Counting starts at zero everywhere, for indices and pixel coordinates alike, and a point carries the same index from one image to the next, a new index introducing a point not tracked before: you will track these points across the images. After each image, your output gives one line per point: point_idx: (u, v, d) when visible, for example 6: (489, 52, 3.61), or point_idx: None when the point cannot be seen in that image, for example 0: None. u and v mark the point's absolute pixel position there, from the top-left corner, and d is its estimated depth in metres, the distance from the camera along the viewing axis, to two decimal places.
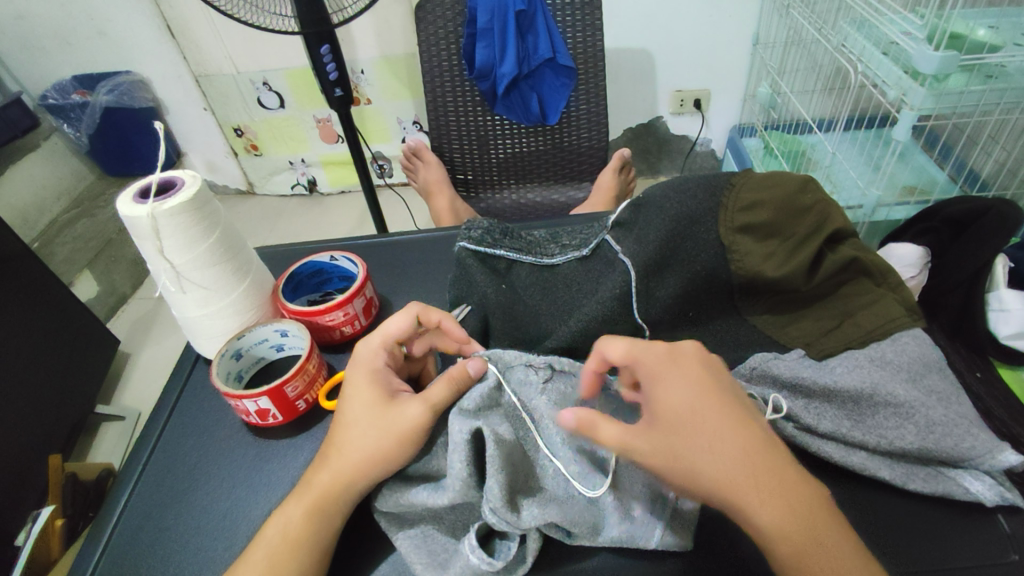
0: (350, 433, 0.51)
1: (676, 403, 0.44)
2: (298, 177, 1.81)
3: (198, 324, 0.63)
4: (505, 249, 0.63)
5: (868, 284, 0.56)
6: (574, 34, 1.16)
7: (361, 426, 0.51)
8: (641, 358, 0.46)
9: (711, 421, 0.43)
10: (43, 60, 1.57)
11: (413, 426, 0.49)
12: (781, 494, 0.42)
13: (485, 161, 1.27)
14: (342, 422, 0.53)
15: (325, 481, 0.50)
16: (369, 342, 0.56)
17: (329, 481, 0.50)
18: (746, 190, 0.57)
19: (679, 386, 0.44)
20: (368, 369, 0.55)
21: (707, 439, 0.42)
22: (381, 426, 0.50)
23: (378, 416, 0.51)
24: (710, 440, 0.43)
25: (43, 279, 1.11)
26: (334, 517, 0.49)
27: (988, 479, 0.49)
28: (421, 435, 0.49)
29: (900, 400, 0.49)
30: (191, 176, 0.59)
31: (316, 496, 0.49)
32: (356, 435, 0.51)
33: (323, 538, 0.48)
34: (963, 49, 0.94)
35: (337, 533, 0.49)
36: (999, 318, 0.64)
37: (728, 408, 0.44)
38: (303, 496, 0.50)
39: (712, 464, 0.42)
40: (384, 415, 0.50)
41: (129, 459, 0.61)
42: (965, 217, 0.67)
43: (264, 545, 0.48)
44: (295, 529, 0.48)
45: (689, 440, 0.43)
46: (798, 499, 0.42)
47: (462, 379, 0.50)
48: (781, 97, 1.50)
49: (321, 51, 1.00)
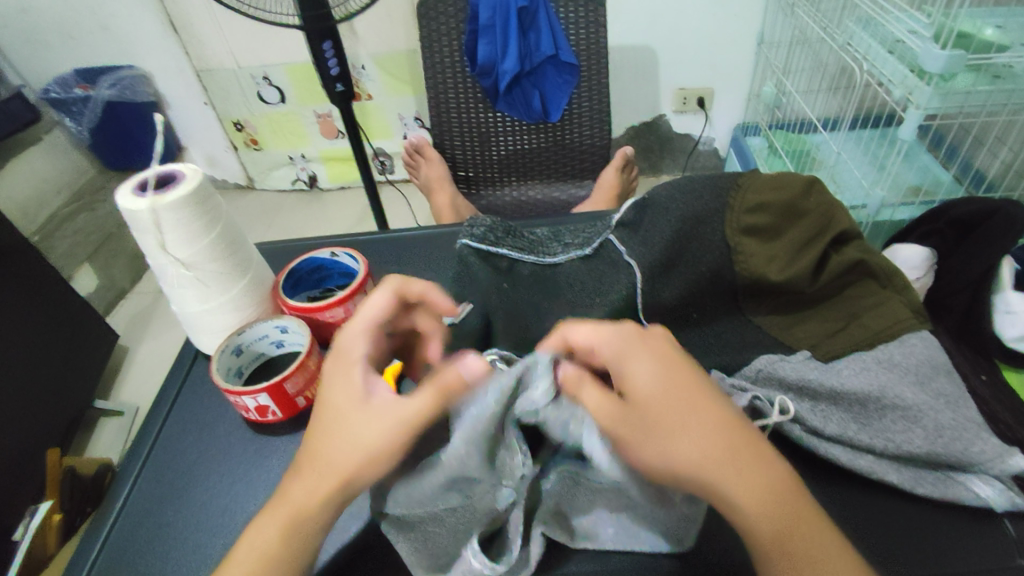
0: (327, 443, 0.46)
1: (639, 382, 0.42)
2: (299, 173, 1.81)
3: (198, 320, 0.63)
4: (507, 248, 0.62)
5: (873, 286, 0.55)
6: (577, 31, 1.16)
7: (336, 436, 0.46)
8: (599, 333, 0.45)
9: (676, 410, 0.42)
10: (44, 53, 1.56)
11: (389, 444, 0.45)
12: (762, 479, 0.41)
13: (488, 158, 1.26)
14: (318, 425, 0.48)
15: (299, 500, 0.46)
16: (352, 333, 0.51)
17: (303, 500, 0.46)
18: (751, 192, 0.56)
19: (644, 375, 0.43)
20: (348, 364, 0.49)
21: (678, 422, 0.41)
22: (358, 441, 0.45)
23: (356, 430, 0.46)
24: (685, 421, 0.41)
25: (42, 274, 1.10)
26: (309, 534, 0.46)
27: (998, 484, 0.48)
28: (396, 450, 0.45)
29: (908, 403, 0.48)
30: (191, 170, 0.58)
31: (290, 513, 0.46)
32: (329, 450, 0.46)
33: (302, 554, 0.46)
34: (971, 49, 0.93)
35: (317, 545, 0.47)
36: (1006, 320, 0.63)
37: (698, 389, 0.43)
38: (277, 512, 0.46)
39: (691, 443, 0.40)
40: (360, 431, 0.46)
41: (127, 455, 0.60)
42: (972, 217, 0.67)
43: (237, 563, 0.45)
44: (269, 548, 0.45)
45: (657, 421, 0.41)
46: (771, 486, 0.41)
47: (455, 387, 0.44)
48: (786, 97, 1.50)
49: (323, 47, 0.99)
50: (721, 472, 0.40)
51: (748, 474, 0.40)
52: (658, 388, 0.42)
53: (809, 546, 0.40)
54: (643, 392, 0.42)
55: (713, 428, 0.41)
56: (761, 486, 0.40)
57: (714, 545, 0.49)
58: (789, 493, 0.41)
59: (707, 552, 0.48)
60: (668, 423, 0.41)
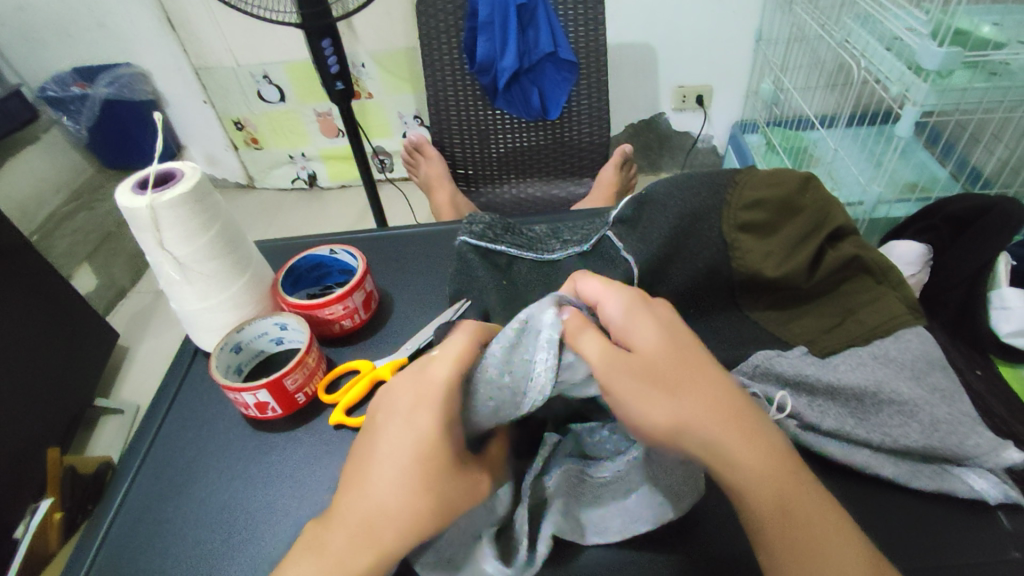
0: (394, 502, 0.40)
1: (641, 339, 0.42)
2: (298, 171, 1.81)
3: (198, 317, 0.63)
4: (506, 246, 0.62)
5: (869, 282, 0.55)
6: (575, 29, 1.16)
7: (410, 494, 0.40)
8: (606, 293, 0.46)
9: (669, 369, 0.41)
10: (43, 52, 1.56)
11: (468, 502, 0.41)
12: (757, 442, 0.39)
13: (486, 156, 1.27)
14: (380, 475, 0.41)
15: (362, 568, 0.39)
16: (436, 369, 0.44)
17: (365, 567, 0.39)
18: (749, 188, 0.56)
19: (646, 331, 0.42)
20: (431, 408, 0.42)
21: (675, 377, 0.40)
22: (445, 500, 0.40)
23: (443, 488, 0.41)
24: (679, 379, 0.40)
25: (42, 273, 1.11)
26: None
27: (992, 478, 0.49)
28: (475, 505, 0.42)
29: (904, 398, 0.48)
30: (191, 167, 0.58)
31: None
32: (405, 508, 0.40)
33: None
34: (968, 46, 0.94)
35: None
36: (1000, 315, 0.63)
37: (696, 349, 0.42)
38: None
39: (688, 401, 0.40)
40: (449, 491, 0.41)
41: (127, 453, 0.61)
42: (967, 214, 0.67)
43: None
44: None
45: (654, 375, 0.40)
46: (765, 454, 0.40)
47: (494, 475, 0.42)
48: (784, 94, 1.50)
49: (322, 45, 1.00)
50: (715, 429, 0.39)
51: (744, 438, 0.39)
52: (661, 344, 0.42)
53: (818, 540, 0.40)
54: (642, 348, 0.42)
55: (710, 386, 0.41)
56: (755, 449, 0.39)
57: (713, 538, 0.49)
58: (789, 465, 0.40)
59: (708, 547, 0.49)
60: (665, 379, 0.40)
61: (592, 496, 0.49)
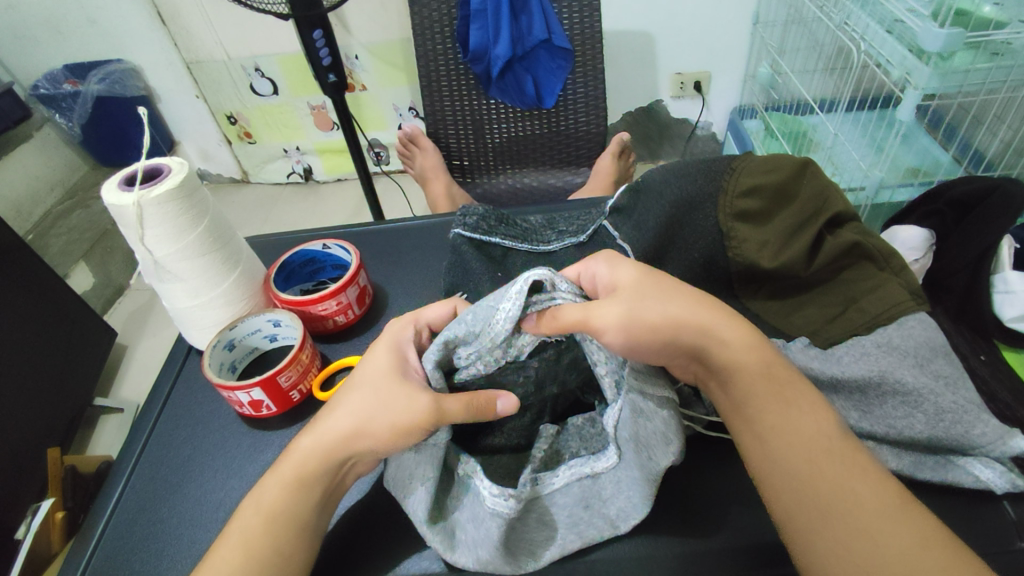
0: (347, 404, 0.49)
1: (627, 283, 0.48)
2: (294, 165, 1.80)
3: (189, 316, 0.62)
4: (501, 237, 0.61)
5: (871, 269, 0.53)
6: (570, 14, 1.13)
7: (364, 398, 0.48)
8: (587, 263, 0.51)
9: (671, 298, 0.47)
10: (31, 49, 1.54)
11: (414, 422, 0.45)
12: (752, 350, 0.47)
13: (482, 146, 1.25)
14: (348, 386, 0.50)
15: (306, 453, 0.48)
16: (401, 322, 0.54)
17: (318, 457, 0.48)
18: (745, 175, 0.55)
19: (633, 277, 0.48)
20: (393, 341, 0.52)
21: (671, 308, 0.47)
22: (383, 414, 0.46)
23: (383, 400, 0.47)
24: (679, 302, 0.47)
25: (39, 272, 1.10)
26: (314, 489, 0.47)
27: (999, 467, 0.48)
28: (425, 431, 0.45)
29: (908, 388, 0.47)
30: (178, 163, 0.57)
31: (297, 469, 0.47)
32: (350, 424, 0.48)
33: (304, 511, 0.46)
34: (969, 26, 0.91)
35: (315, 512, 0.47)
36: (1004, 300, 0.61)
37: (685, 290, 0.49)
38: (283, 467, 0.47)
39: (682, 322, 0.46)
40: (392, 402, 0.46)
41: (121, 451, 0.60)
42: (970, 198, 0.65)
43: (238, 528, 0.46)
44: (273, 503, 0.46)
45: (644, 306, 0.46)
46: (760, 353, 0.47)
47: (488, 404, 0.46)
48: (781, 78, 1.48)
49: (314, 37, 0.98)
50: (724, 341, 0.47)
51: (746, 350, 0.47)
52: (647, 285, 0.48)
53: (826, 498, 0.42)
54: (627, 287, 0.47)
55: (698, 307, 0.48)
56: (771, 387, 0.45)
57: (714, 529, 0.49)
58: (794, 381, 0.46)
59: (722, 542, 0.48)
60: (653, 307, 0.46)
61: (606, 493, 0.47)
